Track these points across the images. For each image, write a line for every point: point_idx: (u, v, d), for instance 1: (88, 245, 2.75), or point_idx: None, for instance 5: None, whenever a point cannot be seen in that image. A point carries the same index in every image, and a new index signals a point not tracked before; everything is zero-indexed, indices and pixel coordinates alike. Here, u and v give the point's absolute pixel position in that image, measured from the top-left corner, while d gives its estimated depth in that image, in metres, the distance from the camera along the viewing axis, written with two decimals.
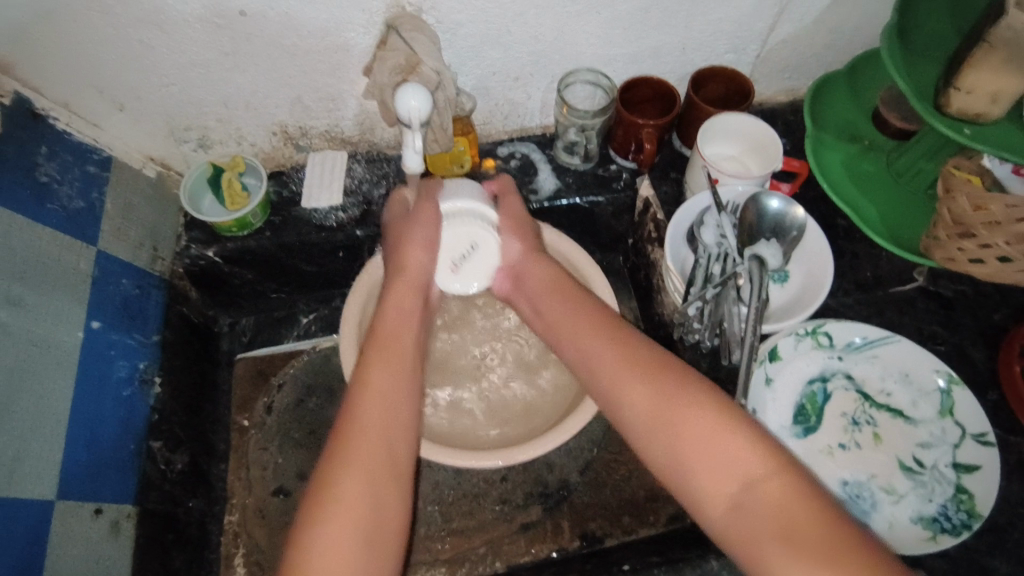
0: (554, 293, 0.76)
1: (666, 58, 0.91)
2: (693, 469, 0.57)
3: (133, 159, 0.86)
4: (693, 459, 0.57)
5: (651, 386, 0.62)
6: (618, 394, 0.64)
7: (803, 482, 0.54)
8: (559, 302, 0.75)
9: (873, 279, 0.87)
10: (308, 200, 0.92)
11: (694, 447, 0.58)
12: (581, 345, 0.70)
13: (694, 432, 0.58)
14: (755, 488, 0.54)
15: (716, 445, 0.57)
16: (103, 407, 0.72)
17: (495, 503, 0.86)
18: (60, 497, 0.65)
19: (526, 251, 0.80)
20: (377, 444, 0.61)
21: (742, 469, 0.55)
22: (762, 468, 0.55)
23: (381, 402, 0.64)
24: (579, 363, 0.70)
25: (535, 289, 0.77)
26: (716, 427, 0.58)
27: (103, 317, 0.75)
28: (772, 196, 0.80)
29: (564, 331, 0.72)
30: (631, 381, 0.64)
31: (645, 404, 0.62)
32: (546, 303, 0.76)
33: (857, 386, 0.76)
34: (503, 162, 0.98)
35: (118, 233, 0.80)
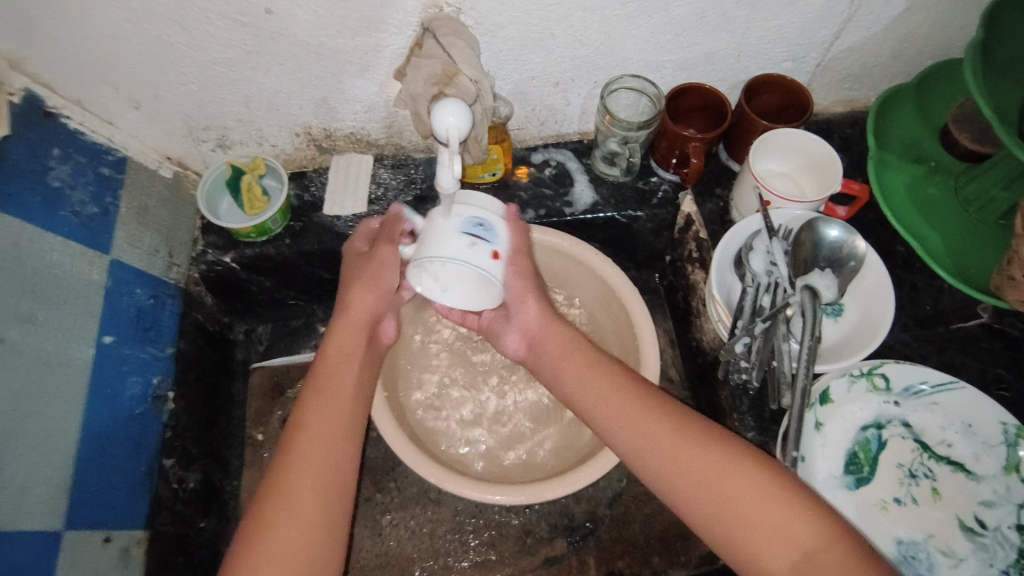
0: (574, 357, 0.66)
1: (718, 66, 0.84)
2: (746, 536, 0.51)
3: (149, 158, 0.82)
4: (744, 533, 0.51)
5: (688, 450, 0.56)
6: (656, 460, 0.57)
7: (863, 554, 0.49)
8: (577, 366, 0.65)
9: (934, 313, 0.80)
10: (330, 206, 0.87)
11: (746, 517, 0.51)
12: (604, 407, 0.61)
13: (735, 505, 0.52)
14: (816, 558, 0.49)
15: (766, 509, 0.51)
16: (114, 426, 0.69)
17: (518, 534, 0.82)
18: (69, 526, 0.62)
19: (543, 314, 0.69)
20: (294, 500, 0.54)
21: (798, 538, 0.50)
22: (818, 538, 0.49)
23: (312, 441, 0.57)
24: (588, 410, 0.63)
25: (557, 353, 0.67)
26: (769, 495, 0.52)
27: (115, 330, 0.71)
28: (832, 224, 0.74)
29: (573, 384, 0.65)
30: (661, 448, 0.57)
31: (675, 472, 0.55)
32: (574, 368, 0.65)
33: (915, 435, 0.71)
34: (537, 170, 0.92)
35: (132, 239, 0.76)
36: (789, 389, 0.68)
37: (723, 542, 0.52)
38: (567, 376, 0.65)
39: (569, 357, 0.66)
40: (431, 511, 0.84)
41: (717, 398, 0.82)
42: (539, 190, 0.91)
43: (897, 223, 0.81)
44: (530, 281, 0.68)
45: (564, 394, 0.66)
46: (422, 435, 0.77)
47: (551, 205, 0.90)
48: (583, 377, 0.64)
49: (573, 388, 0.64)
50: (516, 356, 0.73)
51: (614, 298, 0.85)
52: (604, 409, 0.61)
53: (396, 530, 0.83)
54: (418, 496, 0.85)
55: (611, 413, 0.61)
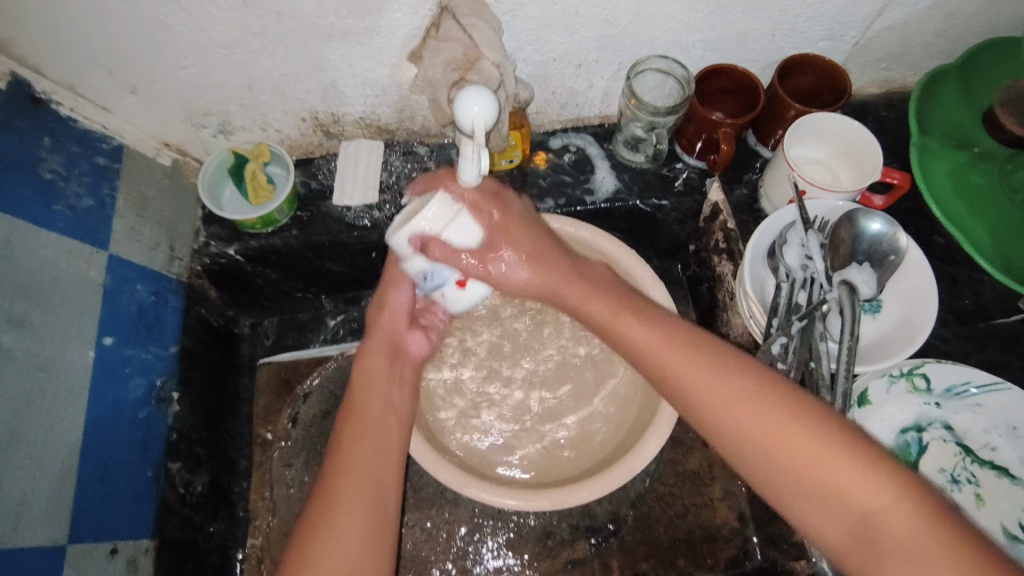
0: (606, 301, 0.63)
1: (751, 45, 0.79)
2: (793, 494, 0.48)
3: (147, 146, 0.77)
4: (790, 493, 0.48)
5: (739, 402, 0.51)
6: (710, 410, 0.53)
7: (930, 512, 0.44)
8: (614, 308, 0.63)
9: (975, 308, 0.76)
10: (340, 195, 0.83)
11: (794, 471, 0.48)
12: (647, 347, 0.58)
13: (781, 460, 0.48)
14: (871, 518, 0.44)
15: (815, 465, 0.47)
16: (117, 432, 0.65)
17: (538, 536, 0.79)
18: (72, 539, 0.59)
19: (538, 269, 0.66)
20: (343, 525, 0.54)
21: (850, 497, 0.45)
22: (874, 496, 0.45)
23: (358, 469, 0.58)
24: (627, 348, 0.61)
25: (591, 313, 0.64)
26: (822, 450, 0.47)
27: (115, 331, 0.68)
28: (873, 216, 0.70)
29: (607, 323, 0.63)
30: (703, 395, 0.53)
31: (717, 419, 0.52)
32: (618, 318, 0.62)
33: (957, 439, 0.68)
34: (556, 156, 0.88)
35: (130, 233, 0.72)
36: (828, 390, 0.64)
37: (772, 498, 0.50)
38: (601, 318, 0.63)
39: (601, 310, 0.63)
40: (447, 512, 0.81)
41: None
42: (558, 177, 0.87)
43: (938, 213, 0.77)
44: (523, 240, 0.66)
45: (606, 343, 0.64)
46: (439, 437, 0.74)
47: (571, 193, 0.86)
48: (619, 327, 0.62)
49: (612, 328, 0.62)
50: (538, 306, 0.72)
51: (638, 291, 0.81)
52: (657, 359, 0.58)
53: (412, 532, 0.80)
54: (434, 497, 0.82)
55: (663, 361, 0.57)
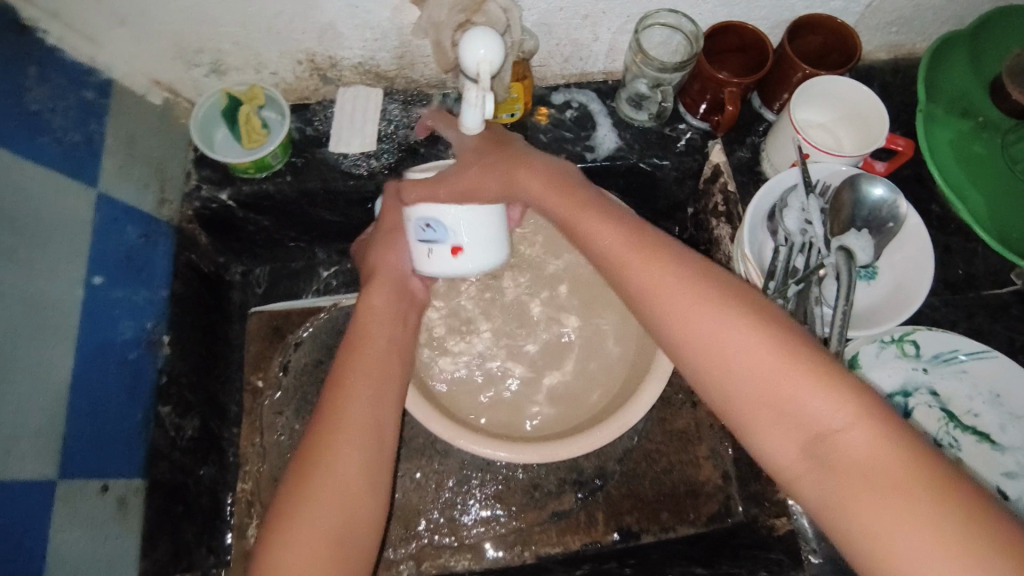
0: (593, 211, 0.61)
1: (762, 3, 0.77)
2: (754, 409, 0.48)
3: (137, 83, 0.75)
4: (753, 407, 0.48)
5: (705, 306, 0.51)
6: (670, 312, 0.52)
7: (890, 431, 0.44)
8: (594, 216, 0.61)
9: (966, 278, 0.77)
10: (336, 142, 0.81)
11: (760, 386, 0.47)
12: (619, 257, 0.57)
13: (748, 376, 0.48)
14: (832, 435, 0.45)
15: (782, 381, 0.47)
16: (107, 373, 0.65)
17: (526, 488, 0.80)
18: (63, 476, 0.58)
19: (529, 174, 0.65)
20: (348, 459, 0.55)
21: (813, 414, 0.45)
22: (838, 414, 0.45)
23: (355, 407, 0.57)
24: (599, 255, 0.59)
25: (562, 211, 0.63)
26: (781, 358, 0.47)
27: (105, 272, 0.66)
28: (875, 181, 0.70)
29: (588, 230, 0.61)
30: (671, 305, 0.52)
31: (682, 332, 0.51)
32: (586, 217, 0.61)
33: (942, 404, 0.69)
34: (557, 111, 0.86)
35: (119, 172, 0.70)
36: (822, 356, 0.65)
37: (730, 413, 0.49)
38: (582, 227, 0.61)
39: (569, 210, 0.62)
40: (437, 464, 0.82)
41: None
42: (559, 133, 0.85)
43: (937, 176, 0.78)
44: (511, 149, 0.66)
45: (574, 243, 0.63)
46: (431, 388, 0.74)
47: (571, 149, 0.85)
48: (593, 232, 0.60)
49: (589, 235, 0.60)
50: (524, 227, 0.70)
51: None
52: (620, 263, 0.57)
53: (401, 481, 0.81)
54: (423, 448, 0.82)
55: (632, 265, 0.56)
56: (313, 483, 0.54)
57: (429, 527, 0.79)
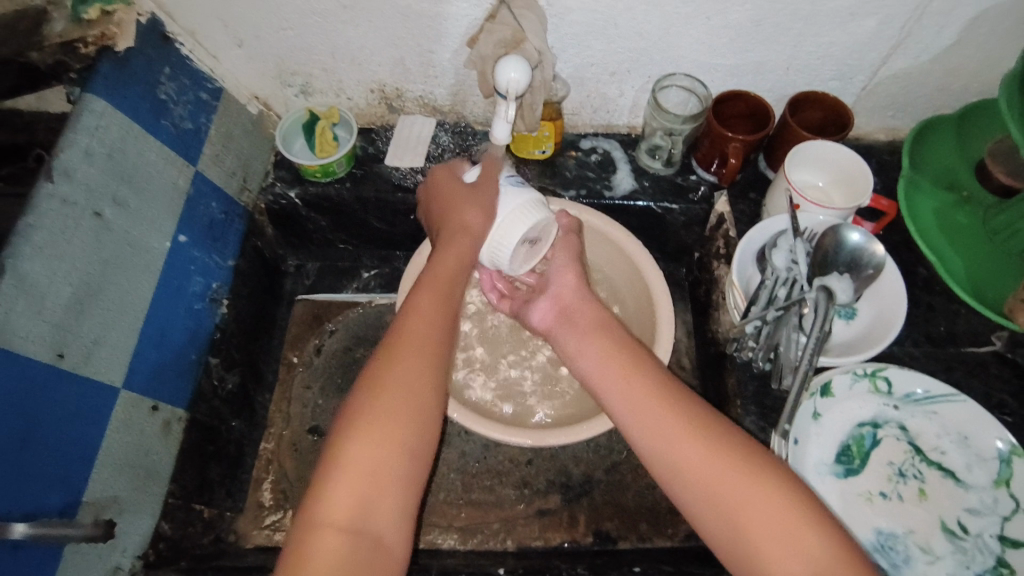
0: (597, 334, 0.71)
1: (767, 76, 0.89)
2: (748, 534, 0.53)
3: (241, 94, 0.92)
4: (747, 529, 0.53)
5: (701, 449, 0.57)
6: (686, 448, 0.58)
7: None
8: (596, 342, 0.70)
9: (947, 334, 0.83)
10: (392, 158, 0.95)
11: (753, 515, 0.53)
12: (614, 376, 0.66)
13: (741, 504, 0.54)
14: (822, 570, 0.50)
15: (775, 512, 0.52)
16: (175, 315, 0.77)
17: (516, 483, 0.87)
18: (125, 387, 0.69)
19: (577, 287, 0.77)
20: (409, 375, 0.60)
21: (805, 549, 0.51)
22: (827, 549, 0.50)
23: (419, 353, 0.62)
24: (594, 374, 0.68)
25: (584, 327, 0.73)
26: (772, 494, 0.53)
27: (189, 233, 0.80)
28: (853, 229, 0.78)
29: (586, 354, 0.70)
30: (665, 426, 0.60)
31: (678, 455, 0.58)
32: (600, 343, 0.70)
33: (909, 438, 0.73)
34: (584, 155, 0.99)
35: (215, 159, 0.85)
36: (793, 374, 0.72)
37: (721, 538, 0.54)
38: (587, 346, 0.70)
39: (588, 330, 0.72)
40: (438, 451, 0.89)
41: (725, 384, 0.85)
42: (583, 172, 0.98)
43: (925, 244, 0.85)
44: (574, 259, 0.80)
45: (574, 359, 0.71)
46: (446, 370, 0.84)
47: (592, 187, 0.96)
48: (600, 354, 0.69)
49: (584, 355, 0.70)
50: (541, 326, 0.78)
51: (639, 277, 0.90)
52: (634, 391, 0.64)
53: None
54: None
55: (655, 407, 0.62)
56: (376, 390, 0.58)
57: (423, 506, 0.85)
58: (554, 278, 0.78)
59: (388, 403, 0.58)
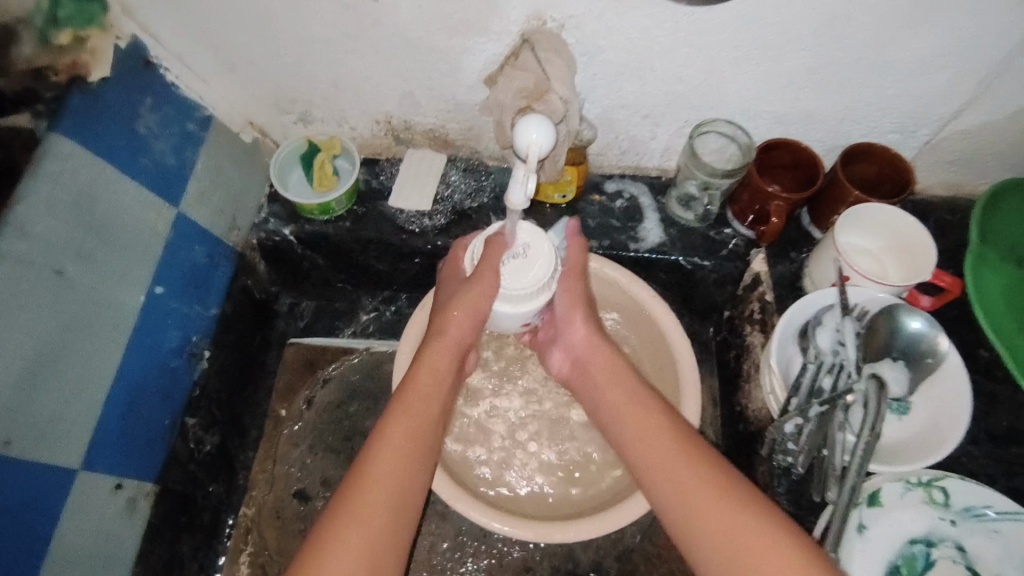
0: (610, 383, 0.66)
1: (819, 126, 0.80)
2: None
3: (234, 122, 0.83)
4: None
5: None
6: (675, 510, 0.54)
7: None
8: (611, 395, 0.65)
9: (1011, 431, 0.73)
10: (396, 198, 0.87)
11: None
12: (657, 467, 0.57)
13: None
14: None
15: None
16: (147, 376, 0.69)
17: (518, 567, 0.79)
18: (84, 468, 0.62)
19: (590, 334, 0.69)
20: (390, 444, 0.56)
21: None
22: None
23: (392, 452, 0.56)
24: (611, 427, 0.64)
25: (598, 376, 0.67)
26: None
27: (167, 284, 0.72)
28: (914, 314, 0.69)
29: (603, 404, 0.66)
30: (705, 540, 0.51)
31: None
32: (611, 390, 0.66)
33: (968, 562, 0.65)
34: (608, 199, 0.90)
35: (201, 197, 0.77)
36: (837, 483, 0.63)
37: None
38: (599, 395, 0.67)
39: (603, 376, 0.67)
40: (434, 525, 0.82)
41: (754, 473, 0.77)
42: (606, 220, 0.88)
43: (988, 320, 0.76)
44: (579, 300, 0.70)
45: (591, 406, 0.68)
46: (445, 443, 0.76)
47: (616, 237, 0.87)
48: (612, 403, 0.65)
49: (599, 400, 0.66)
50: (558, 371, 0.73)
51: (663, 345, 0.81)
52: (666, 492, 0.55)
53: None
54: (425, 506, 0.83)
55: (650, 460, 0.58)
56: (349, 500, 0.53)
57: None
58: (560, 324, 0.70)
59: (369, 477, 0.54)
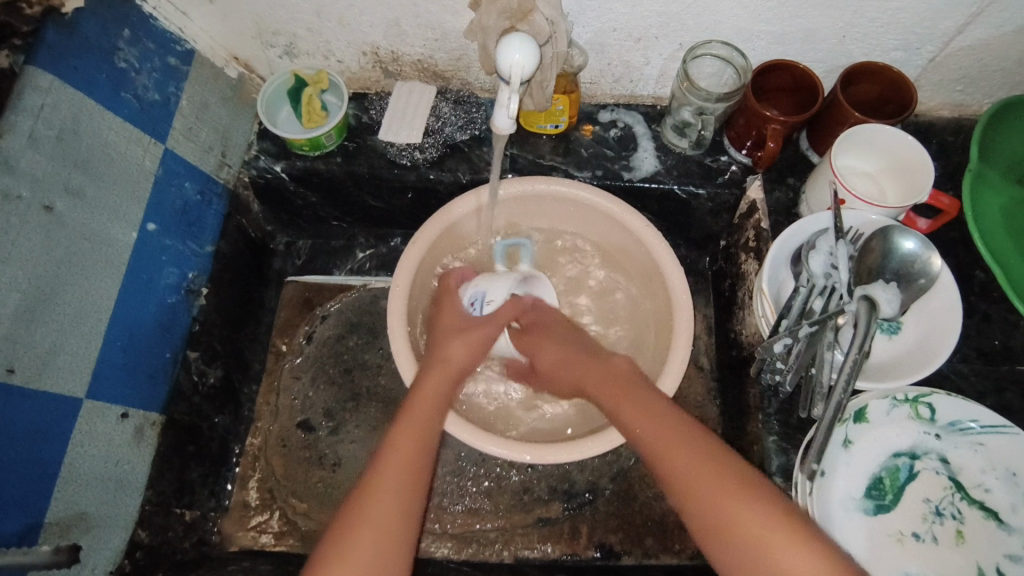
0: (605, 381, 0.66)
1: (819, 45, 0.77)
2: None
3: (217, 56, 0.81)
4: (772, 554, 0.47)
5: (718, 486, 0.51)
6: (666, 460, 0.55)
7: None
8: (609, 390, 0.65)
9: (1003, 349, 0.74)
10: (386, 131, 0.85)
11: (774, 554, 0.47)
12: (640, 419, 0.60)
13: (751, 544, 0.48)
14: None
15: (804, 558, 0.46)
16: (145, 311, 0.71)
17: (516, 488, 0.82)
18: (90, 396, 0.64)
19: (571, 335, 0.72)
20: (399, 455, 0.59)
21: None
22: None
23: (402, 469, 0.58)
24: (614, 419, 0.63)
25: (592, 373, 0.68)
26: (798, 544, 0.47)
27: (159, 221, 0.73)
28: (908, 234, 0.68)
29: (605, 403, 0.65)
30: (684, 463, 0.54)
31: (705, 489, 0.52)
32: (630, 406, 0.62)
33: (950, 472, 0.66)
34: (602, 129, 0.88)
35: (188, 133, 0.77)
36: (824, 399, 0.65)
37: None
38: (594, 380, 0.67)
39: (608, 394, 0.64)
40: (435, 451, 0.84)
41: (746, 395, 0.79)
42: (600, 149, 0.87)
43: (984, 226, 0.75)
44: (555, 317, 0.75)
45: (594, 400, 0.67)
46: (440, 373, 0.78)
47: (609, 166, 0.86)
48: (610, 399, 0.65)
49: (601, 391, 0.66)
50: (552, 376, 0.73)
51: (657, 273, 0.80)
52: (652, 431, 0.58)
53: None
54: None
55: (687, 476, 0.53)
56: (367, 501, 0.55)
57: None
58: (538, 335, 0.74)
59: (385, 479, 0.57)
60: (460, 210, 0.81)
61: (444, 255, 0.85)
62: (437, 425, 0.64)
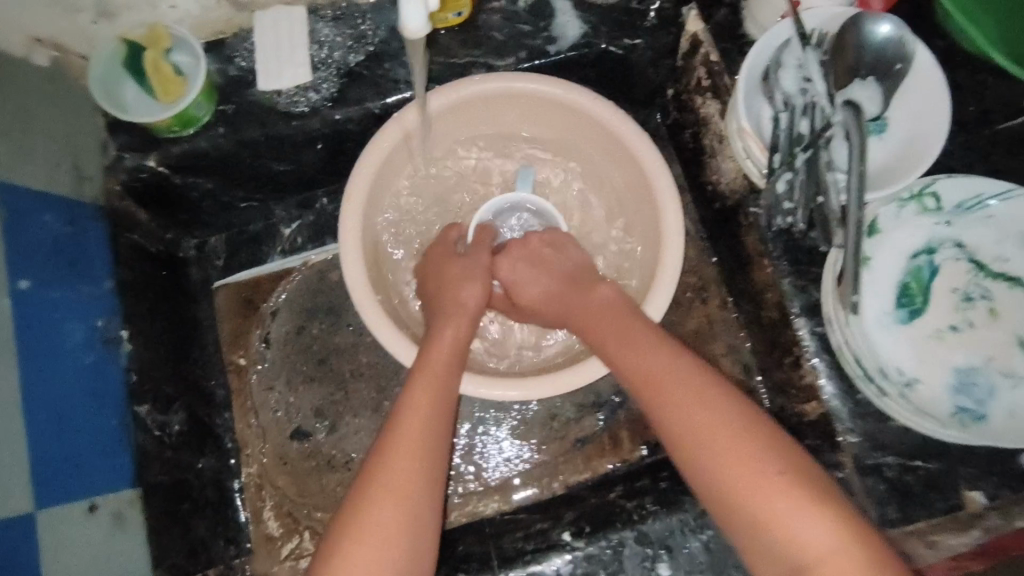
0: (605, 317, 0.63)
1: None
2: (739, 494, 0.49)
3: (14, 42, 0.62)
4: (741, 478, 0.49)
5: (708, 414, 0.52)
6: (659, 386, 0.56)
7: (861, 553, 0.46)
8: (610, 328, 0.62)
9: (979, 115, 0.70)
10: (267, 81, 0.70)
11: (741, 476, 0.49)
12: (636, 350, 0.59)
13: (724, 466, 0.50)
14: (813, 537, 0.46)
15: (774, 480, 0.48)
16: (65, 383, 0.60)
17: (544, 418, 0.77)
18: (41, 507, 0.55)
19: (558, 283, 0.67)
20: (413, 414, 0.56)
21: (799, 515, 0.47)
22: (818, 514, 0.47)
23: (420, 430, 0.55)
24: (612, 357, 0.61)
25: (595, 314, 0.64)
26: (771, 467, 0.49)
27: (30, 273, 0.59)
28: (880, 18, 0.61)
29: (599, 341, 0.62)
30: (676, 389, 0.55)
31: (690, 413, 0.53)
32: (628, 340, 0.60)
33: (969, 255, 0.65)
34: (509, 3, 0.75)
35: (17, 154, 0.61)
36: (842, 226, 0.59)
37: (715, 490, 0.50)
38: (584, 312, 0.64)
39: (608, 340, 0.61)
40: None
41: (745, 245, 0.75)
42: (515, 27, 0.75)
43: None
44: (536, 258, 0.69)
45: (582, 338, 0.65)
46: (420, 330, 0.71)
47: (531, 44, 0.75)
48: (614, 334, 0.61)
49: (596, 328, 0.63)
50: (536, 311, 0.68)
51: (620, 147, 0.72)
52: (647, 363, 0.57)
53: None
54: None
55: (676, 400, 0.54)
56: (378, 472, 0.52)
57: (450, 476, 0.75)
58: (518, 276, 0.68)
59: (397, 435, 0.54)
60: (387, 144, 0.68)
61: (383, 202, 0.73)
62: (454, 383, 0.59)
